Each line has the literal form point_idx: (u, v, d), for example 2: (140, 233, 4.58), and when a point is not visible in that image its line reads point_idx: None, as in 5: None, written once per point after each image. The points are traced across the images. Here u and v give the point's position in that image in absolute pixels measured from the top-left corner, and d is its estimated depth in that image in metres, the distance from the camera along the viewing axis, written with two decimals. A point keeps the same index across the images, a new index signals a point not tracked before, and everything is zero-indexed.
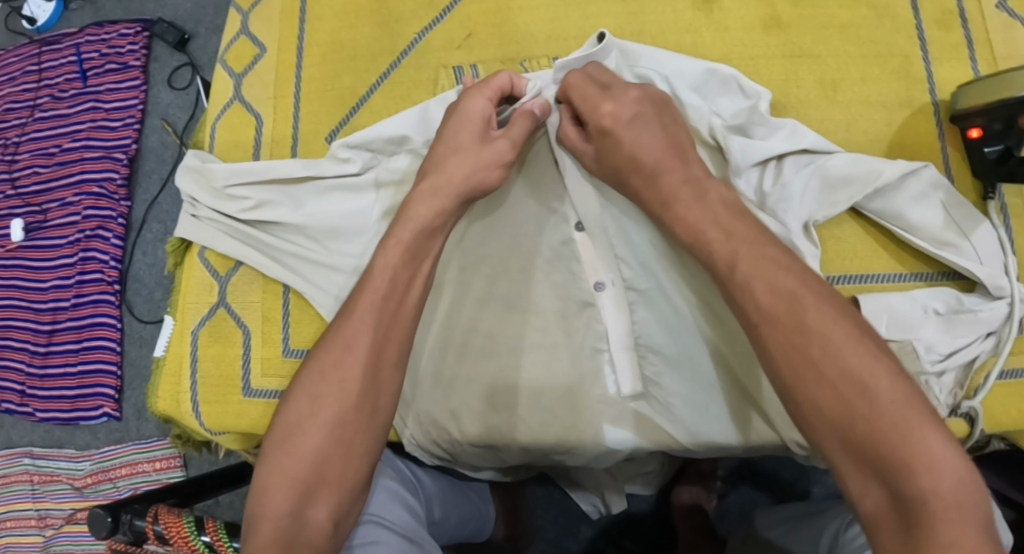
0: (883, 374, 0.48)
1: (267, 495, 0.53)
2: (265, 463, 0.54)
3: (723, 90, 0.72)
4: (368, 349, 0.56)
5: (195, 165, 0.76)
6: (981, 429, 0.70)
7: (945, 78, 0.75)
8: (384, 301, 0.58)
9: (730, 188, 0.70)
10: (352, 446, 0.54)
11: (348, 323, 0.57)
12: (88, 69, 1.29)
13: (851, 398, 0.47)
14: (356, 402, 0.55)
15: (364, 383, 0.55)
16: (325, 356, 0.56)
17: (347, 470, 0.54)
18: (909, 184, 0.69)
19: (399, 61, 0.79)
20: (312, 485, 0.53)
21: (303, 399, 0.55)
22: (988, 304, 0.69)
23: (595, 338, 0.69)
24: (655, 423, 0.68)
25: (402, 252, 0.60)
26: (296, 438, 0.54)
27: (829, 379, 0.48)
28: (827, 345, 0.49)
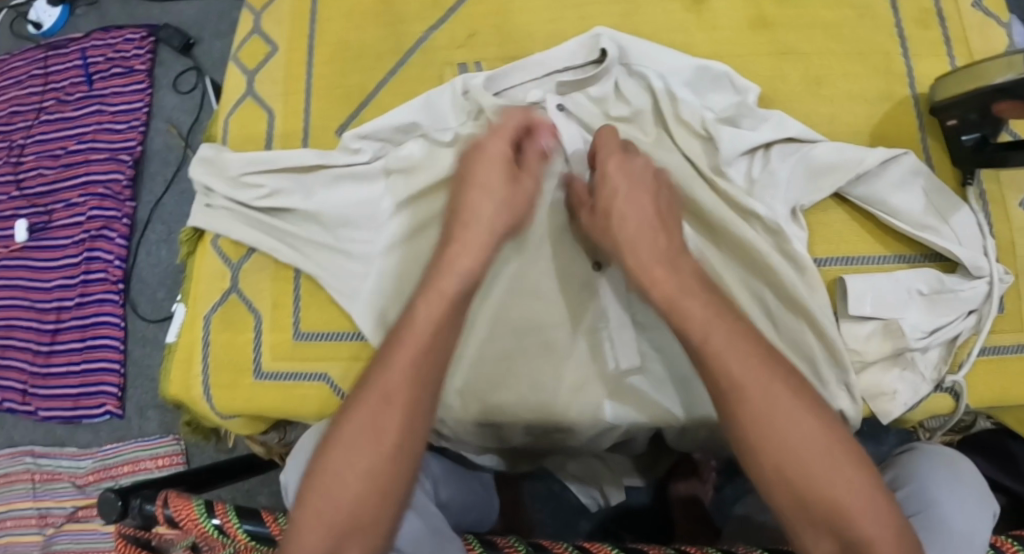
0: (832, 445, 0.51)
1: (299, 535, 0.52)
2: (297, 506, 0.53)
3: (715, 86, 0.76)
4: (408, 394, 0.55)
5: (210, 156, 0.80)
6: (965, 405, 0.74)
7: (924, 73, 0.79)
8: (424, 341, 0.56)
9: (722, 176, 0.73)
10: (386, 490, 0.53)
11: (388, 368, 0.55)
12: (94, 73, 1.32)
13: (805, 465, 0.50)
14: (393, 448, 0.54)
15: (404, 427, 0.54)
16: (364, 399, 0.55)
17: (382, 515, 0.53)
18: (888, 171, 0.73)
19: (406, 59, 0.82)
20: (346, 530, 0.52)
21: (342, 446, 0.53)
22: (968, 283, 0.72)
23: (594, 316, 0.72)
24: (650, 397, 0.71)
25: (442, 296, 0.58)
26: (333, 486, 0.53)
27: (786, 448, 0.51)
28: (782, 419, 0.51)
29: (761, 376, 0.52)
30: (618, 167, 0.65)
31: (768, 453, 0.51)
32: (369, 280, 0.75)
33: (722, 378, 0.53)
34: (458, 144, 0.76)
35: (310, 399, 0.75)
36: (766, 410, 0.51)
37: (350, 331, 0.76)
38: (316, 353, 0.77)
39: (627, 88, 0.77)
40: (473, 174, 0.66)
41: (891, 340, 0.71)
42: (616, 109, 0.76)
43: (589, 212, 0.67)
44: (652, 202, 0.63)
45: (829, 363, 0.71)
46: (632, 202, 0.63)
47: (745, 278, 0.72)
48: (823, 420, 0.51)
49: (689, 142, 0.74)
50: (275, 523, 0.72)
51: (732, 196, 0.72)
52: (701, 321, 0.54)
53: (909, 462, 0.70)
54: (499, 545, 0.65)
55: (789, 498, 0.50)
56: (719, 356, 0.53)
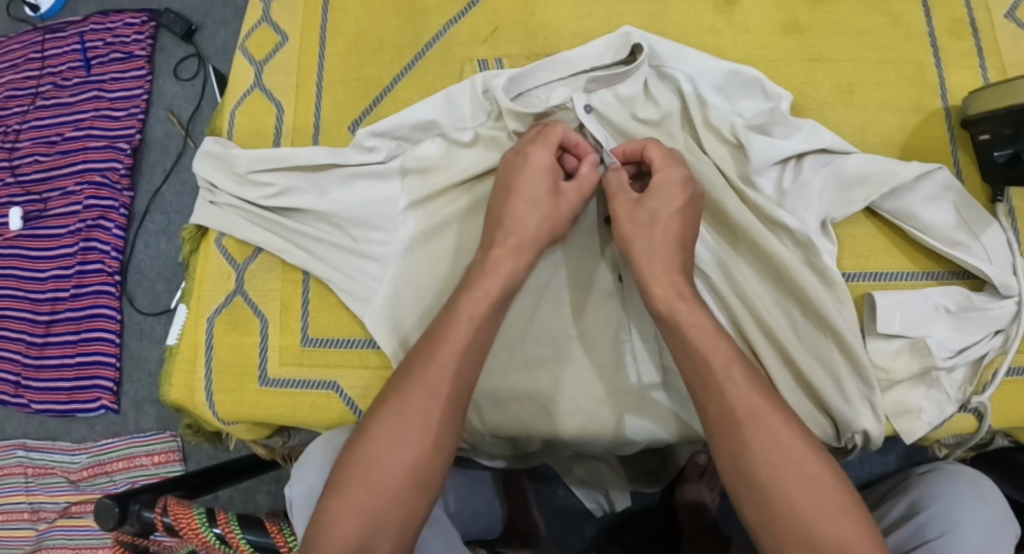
0: (835, 485, 0.54)
1: (336, 524, 0.55)
2: (335, 495, 0.56)
3: (746, 91, 0.73)
4: (449, 395, 0.59)
5: (217, 152, 0.76)
6: (989, 425, 0.72)
7: (956, 84, 0.77)
8: (467, 346, 0.61)
9: (751, 186, 0.71)
10: (421, 488, 0.57)
11: (431, 368, 0.59)
12: (92, 57, 1.28)
13: (808, 497, 0.53)
14: (431, 448, 0.58)
15: (442, 428, 0.58)
16: (407, 397, 0.58)
17: (414, 510, 0.56)
18: (922, 186, 0.71)
19: (425, 53, 0.79)
20: (380, 523, 0.55)
21: (384, 439, 0.57)
22: (997, 302, 0.70)
23: (615, 328, 0.70)
24: (672, 413, 0.69)
25: (487, 305, 0.63)
26: (374, 475, 0.56)
27: (792, 480, 0.54)
28: (791, 451, 0.55)
29: (773, 412, 0.56)
30: (671, 185, 0.66)
31: (773, 482, 0.54)
32: (385, 284, 0.73)
33: (736, 410, 0.56)
34: (478, 145, 0.74)
35: (318, 408, 0.73)
36: (773, 442, 0.55)
37: (361, 338, 0.74)
38: (327, 359, 0.74)
39: (657, 90, 0.74)
40: (522, 187, 0.67)
41: (919, 358, 0.70)
42: (643, 111, 0.74)
43: (630, 202, 0.66)
44: (686, 225, 0.65)
45: (855, 381, 0.69)
46: (669, 218, 0.65)
47: (771, 291, 0.71)
48: (820, 459, 0.55)
49: (716, 148, 0.72)
50: (279, 533, 0.70)
51: (761, 207, 0.70)
52: (723, 356, 0.58)
53: (932, 484, 0.69)
54: None
55: (789, 531, 0.53)
56: (735, 387, 0.57)
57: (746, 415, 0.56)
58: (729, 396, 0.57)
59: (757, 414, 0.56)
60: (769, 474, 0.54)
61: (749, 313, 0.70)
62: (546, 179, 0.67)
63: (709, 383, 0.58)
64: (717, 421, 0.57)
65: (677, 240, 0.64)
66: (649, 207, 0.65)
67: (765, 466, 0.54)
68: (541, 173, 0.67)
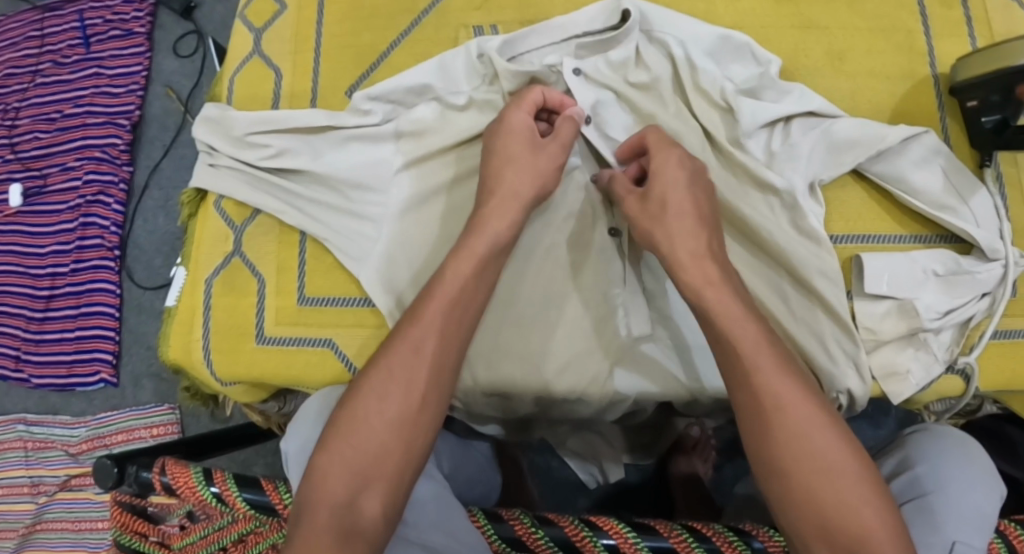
0: (857, 479, 0.52)
1: (324, 484, 0.54)
2: (324, 453, 0.56)
3: (737, 57, 0.75)
4: (433, 353, 0.59)
5: (214, 116, 0.79)
6: (976, 388, 0.73)
7: (945, 52, 0.78)
8: (450, 308, 0.61)
9: (740, 148, 0.72)
10: (409, 446, 0.56)
11: (415, 328, 0.60)
12: (91, 35, 1.29)
13: (813, 454, 0.53)
14: (412, 407, 0.57)
15: (427, 386, 0.58)
16: (392, 355, 0.59)
17: (405, 470, 0.56)
18: (910, 149, 0.72)
19: (420, 19, 0.80)
20: (369, 480, 0.55)
21: (369, 396, 0.57)
22: (984, 265, 0.71)
23: (610, 282, 0.72)
24: (661, 366, 0.72)
25: (473, 264, 0.63)
26: (360, 432, 0.56)
27: (813, 469, 0.52)
28: (817, 441, 0.53)
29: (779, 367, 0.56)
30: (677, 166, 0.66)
31: (793, 471, 0.53)
32: (379, 244, 0.74)
33: (762, 398, 0.55)
34: (472, 109, 0.76)
35: (314, 365, 0.74)
36: (782, 398, 0.55)
37: (357, 297, 0.75)
38: (322, 318, 0.75)
39: (648, 56, 0.75)
40: (507, 153, 0.68)
41: (906, 320, 0.71)
42: (635, 75, 0.75)
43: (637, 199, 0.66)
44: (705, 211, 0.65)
45: (842, 338, 0.70)
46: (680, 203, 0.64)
47: (760, 253, 0.72)
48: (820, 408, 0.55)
49: (708, 113, 0.73)
50: (275, 490, 0.67)
51: (749, 168, 0.71)
52: (752, 342, 0.57)
53: (923, 445, 0.69)
54: (505, 516, 0.64)
55: (796, 483, 0.52)
56: (762, 375, 0.55)
57: (770, 405, 0.54)
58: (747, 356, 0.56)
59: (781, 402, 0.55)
60: (792, 463, 0.53)
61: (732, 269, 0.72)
62: (524, 137, 0.69)
63: (737, 368, 0.56)
64: (746, 407, 0.55)
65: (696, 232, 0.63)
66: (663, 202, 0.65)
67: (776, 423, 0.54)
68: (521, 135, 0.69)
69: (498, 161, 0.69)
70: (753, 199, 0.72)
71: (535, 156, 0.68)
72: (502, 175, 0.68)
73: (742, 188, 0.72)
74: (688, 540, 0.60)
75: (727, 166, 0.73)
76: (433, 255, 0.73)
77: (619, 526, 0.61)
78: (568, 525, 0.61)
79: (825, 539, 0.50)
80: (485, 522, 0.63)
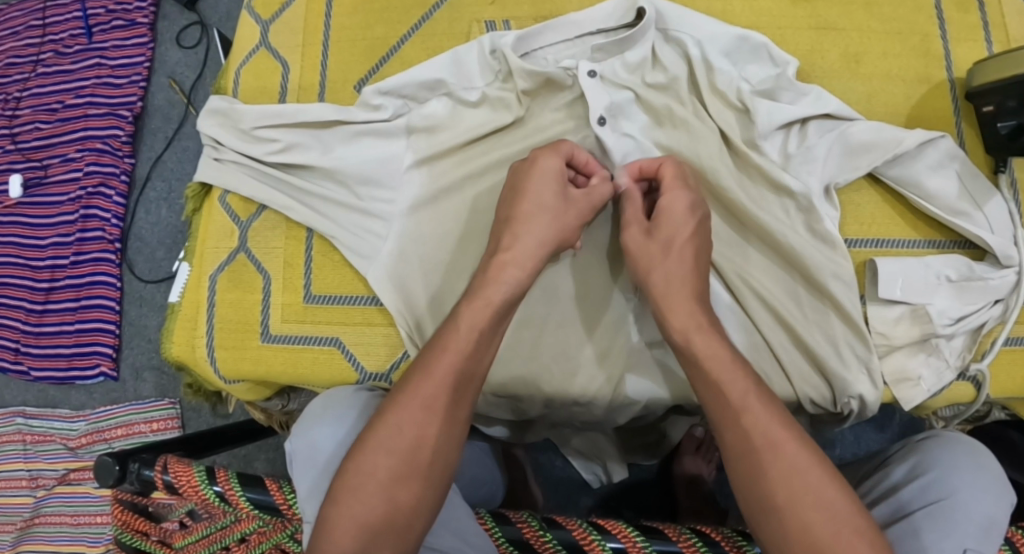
0: (850, 509, 0.52)
1: (333, 536, 0.54)
2: (331, 507, 0.55)
3: (753, 57, 0.73)
4: (442, 411, 0.57)
5: (222, 109, 0.78)
6: (986, 395, 0.73)
7: (961, 56, 0.77)
8: (462, 362, 0.59)
9: (755, 150, 0.72)
10: (417, 500, 0.55)
11: (426, 383, 0.58)
12: (94, 24, 1.27)
13: (820, 519, 0.52)
14: (426, 458, 0.56)
15: (436, 446, 0.57)
16: (400, 410, 0.57)
17: (414, 522, 0.55)
18: (926, 153, 0.71)
19: (431, 14, 0.79)
20: (376, 537, 0.54)
21: (381, 452, 0.56)
22: (998, 272, 0.71)
23: (620, 285, 0.72)
24: (673, 372, 0.71)
25: (487, 315, 0.61)
26: (368, 487, 0.55)
27: (808, 504, 0.52)
28: (806, 477, 0.53)
29: (790, 438, 0.54)
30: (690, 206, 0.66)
31: (788, 507, 0.52)
32: (388, 241, 0.74)
33: (752, 437, 0.55)
34: (485, 105, 0.76)
35: (320, 364, 0.74)
36: (790, 469, 0.53)
37: (364, 296, 0.74)
38: (329, 317, 0.74)
39: (664, 55, 0.75)
40: (537, 200, 0.66)
41: (919, 325, 0.70)
42: (652, 76, 0.74)
43: (643, 232, 0.66)
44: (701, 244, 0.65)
45: (855, 343, 0.69)
46: (688, 236, 0.65)
47: (770, 256, 0.71)
48: (830, 476, 0.53)
49: (722, 113, 0.72)
50: (279, 490, 0.65)
51: (764, 170, 0.71)
52: (740, 387, 0.57)
53: (930, 450, 0.68)
54: (512, 518, 0.63)
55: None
56: (752, 416, 0.55)
57: (762, 442, 0.54)
58: (743, 422, 0.55)
59: (773, 439, 0.54)
60: (785, 499, 0.53)
61: (742, 272, 0.71)
62: (555, 188, 0.67)
63: (726, 408, 0.56)
64: (737, 447, 0.55)
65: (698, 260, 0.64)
66: (669, 235, 0.65)
67: (781, 489, 0.53)
68: (551, 182, 0.67)
69: (528, 207, 0.66)
70: (767, 201, 0.71)
71: (565, 209, 0.67)
72: (524, 222, 0.66)
73: (756, 190, 0.71)
74: (697, 545, 0.59)
75: (741, 168, 0.72)
76: (446, 254, 0.72)
77: (628, 529, 0.60)
78: (575, 527, 0.61)
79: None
80: (492, 524, 0.63)
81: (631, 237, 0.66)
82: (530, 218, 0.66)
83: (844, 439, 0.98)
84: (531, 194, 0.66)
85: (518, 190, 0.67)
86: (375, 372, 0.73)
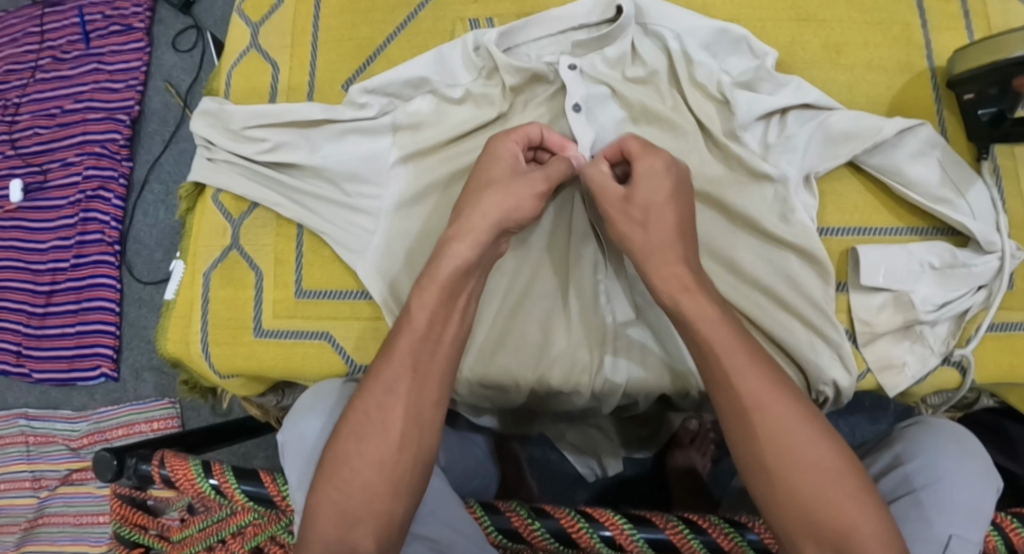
0: (830, 460, 0.53)
1: (315, 521, 0.55)
2: (313, 498, 0.56)
3: (734, 50, 0.75)
4: (407, 392, 0.59)
5: (213, 109, 0.79)
6: (972, 380, 0.73)
7: (943, 45, 0.78)
8: (420, 343, 0.61)
9: (736, 141, 0.73)
10: (394, 476, 0.56)
11: (386, 366, 0.60)
12: (91, 30, 1.29)
13: (808, 482, 0.53)
14: (398, 438, 0.57)
15: (405, 426, 0.58)
16: (367, 395, 0.59)
17: (393, 504, 0.56)
18: (907, 142, 0.72)
19: (417, 13, 0.81)
20: (358, 521, 0.55)
21: (351, 438, 0.57)
22: (981, 258, 0.71)
23: (591, 268, 0.73)
24: (647, 349, 0.73)
25: (439, 295, 0.62)
26: (342, 473, 0.56)
27: (796, 468, 0.53)
28: (793, 445, 0.54)
29: (779, 401, 0.55)
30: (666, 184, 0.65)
31: (777, 469, 0.53)
32: (377, 236, 0.75)
33: (741, 400, 0.55)
34: (469, 102, 0.77)
35: (310, 358, 0.75)
36: (777, 433, 0.54)
37: (354, 290, 0.76)
38: (320, 311, 0.76)
39: (643, 49, 0.76)
40: (490, 177, 0.68)
41: (902, 312, 0.71)
42: (632, 71, 0.76)
43: (619, 200, 0.65)
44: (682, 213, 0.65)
45: (828, 329, 0.70)
46: (665, 206, 0.64)
47: (755, 240, 0.72)
48: (832, 443, 0.54)
49: (702, 105, 0.74)
50: (272, 482, 0.65)
51: (743, 159, 0.72)
52: (730, 348, 0.57)
53: (913, 435, 0.69)
54: (501, 508, 0.64)
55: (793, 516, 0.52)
56: (739, 379, 0.56)
57: (750, 404, 0.55)
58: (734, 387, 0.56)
59: (761, 402, 0.55)
60: (775, 462, 0.54)
61: (717, 257, 0.72)
62: (513, 169, 0.68)
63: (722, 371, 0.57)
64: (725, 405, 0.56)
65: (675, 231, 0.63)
66: (643, 194, 0.65)
67: (771, 453, 0.54)
68: (504, 164, 0.68)
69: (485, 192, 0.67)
70: (747, 189, 0.72)
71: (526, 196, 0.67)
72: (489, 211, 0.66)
73: (736, 180, 0.73)
74: (685, 533, 0.60)
75: (721, 158, 0.74)
76: (430, 248, 0.74)
77: (616, 517, 0.61)
78: (563, 516, 0.62)
79: (809, 530, 0.52)
80: (481, 514, 0.63)
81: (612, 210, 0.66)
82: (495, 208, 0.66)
83: (838, 430, 0.99)
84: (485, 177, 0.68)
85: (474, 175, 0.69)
86: (364, 364, 0.74)
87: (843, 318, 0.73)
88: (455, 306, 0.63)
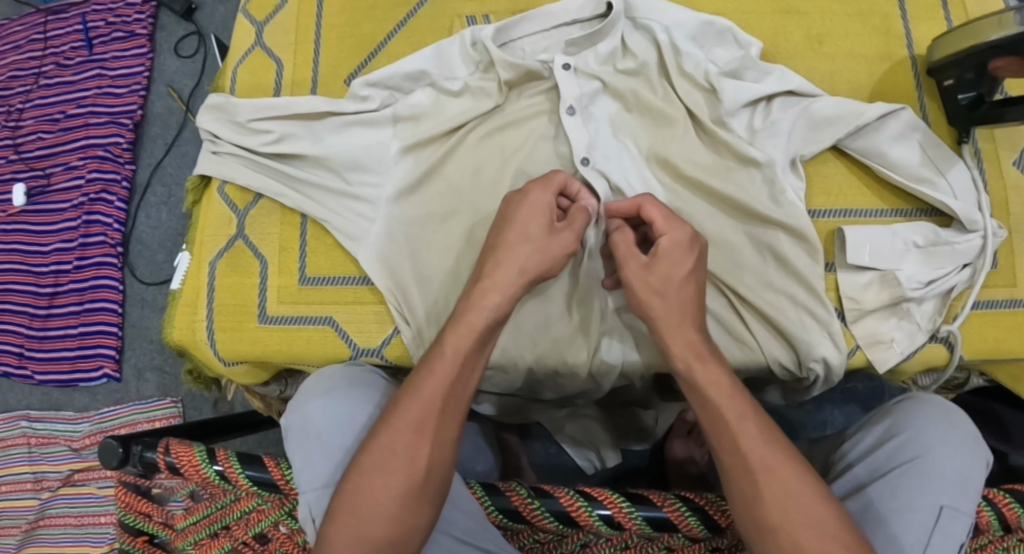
0: (809, 494, 0.54)
1: (367, 491, 0.57)
2: (330, 523, 0.56)
3: (720, 41, 0.77)
4: (454, 378, 0.60)
5: (218, 104, 0.81)
6: (960, 356, 0.75)
7: (922, 35, 0.81)
8: (450, 386, 0.60)
9: (724, 127, 0.75)
10: (410, 510, 0.56)
11: (414, 405, 0.58)
12: (94, 37, 1.32)
13: (812, 538, 0.52)
14: (444, 417, 0.59)
15: (447, 405, 0.59)
16: (422, 377, 0.60)
17: (432, 476, 0.57)
18: (888, 125, 0.75)
19: (415, 11, 0.84)
20: (377, 549, 0.56)
21: (375, 473, 0.57)
22: (964, 236, 0.74)
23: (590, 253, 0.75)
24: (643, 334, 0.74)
25: (470, 342, 0.61)
26: (392, 452, 0.57)
27: (800, 524, 0.53)
28: (779, 473, 0.54)
29: (785, 461, 0.55)
30: (683, 271, 0.63)
31: (783, 527, 0.53)
32: (377, 224, 0.77)
33: (748, 460, 0.55)
34: (466, 94, 0.79)
35: (315, 342, 0.76)
36: (784, 490, 0.54)
37: (356, 276, 0.78)
38: (323, 297, 0.78)
39: (633, 42, 0.79)
40: (524, 231, 0.66)
41: (888, 289, 0.73)
42: (623, 64, 0.79)
43: (641, 266, 0.64)
44: (699, 286, 0.63)
45: (815, 307, 0.72)
46: (682, 282, 0.62)
47: (744, 224, 0.75)
48: (827, 499, 0.54)
49: (691, 93, 0.76)
50: (277, 467, 0.64)
51: (730, 144, 0.74)
52: (737, 411, 0.57)
53: (904, 411, 0.65)
54: (501, 488, 0.63)
55: None
56: (748, 438, 0.56)
57: (757, 466, 0.55)
58: (740, 445, 0.56)
59: (768, 463, 0.55)
60: (779, 519, 0.53)
61: (707, 239, 0.75)
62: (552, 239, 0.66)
63: (724, 432, 0.56)
64: (718, 423, 0.57)
65: (693, 302, 0.62)
66: (661, 272, 0.63)
67: (776, 511, 0.53)
68: (541, 217, 0.66)
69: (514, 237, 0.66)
70: (735, 174, 0.75)
71: (550, 242, 0.66)
72: (512, 254, 0.65)
73: (724, 166, 0.75)
74: (681, 510, 0.59)
75: (711, 146, 0.76)
76: (431, 231, 0.76)
77: (614, 496, 0.60)
78: (563, 495, 0.60)
79: None
80: (482, 494, 0.63)
81: (631, 271, 0.64)
82: (521, 250, 0.65)
83: (833, 419, 1.01)
84: (520, 225, 0.66)
85: (507, 224, 0.67)
86: (366, 348, 0.76)
87: (832, 296, 0.75)
88: (481, 354, 0.62)
